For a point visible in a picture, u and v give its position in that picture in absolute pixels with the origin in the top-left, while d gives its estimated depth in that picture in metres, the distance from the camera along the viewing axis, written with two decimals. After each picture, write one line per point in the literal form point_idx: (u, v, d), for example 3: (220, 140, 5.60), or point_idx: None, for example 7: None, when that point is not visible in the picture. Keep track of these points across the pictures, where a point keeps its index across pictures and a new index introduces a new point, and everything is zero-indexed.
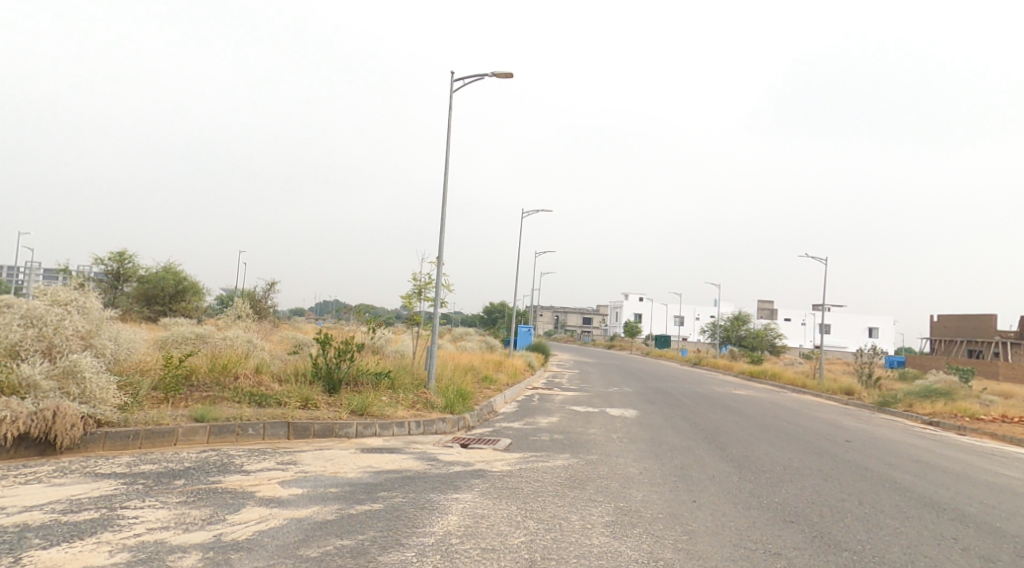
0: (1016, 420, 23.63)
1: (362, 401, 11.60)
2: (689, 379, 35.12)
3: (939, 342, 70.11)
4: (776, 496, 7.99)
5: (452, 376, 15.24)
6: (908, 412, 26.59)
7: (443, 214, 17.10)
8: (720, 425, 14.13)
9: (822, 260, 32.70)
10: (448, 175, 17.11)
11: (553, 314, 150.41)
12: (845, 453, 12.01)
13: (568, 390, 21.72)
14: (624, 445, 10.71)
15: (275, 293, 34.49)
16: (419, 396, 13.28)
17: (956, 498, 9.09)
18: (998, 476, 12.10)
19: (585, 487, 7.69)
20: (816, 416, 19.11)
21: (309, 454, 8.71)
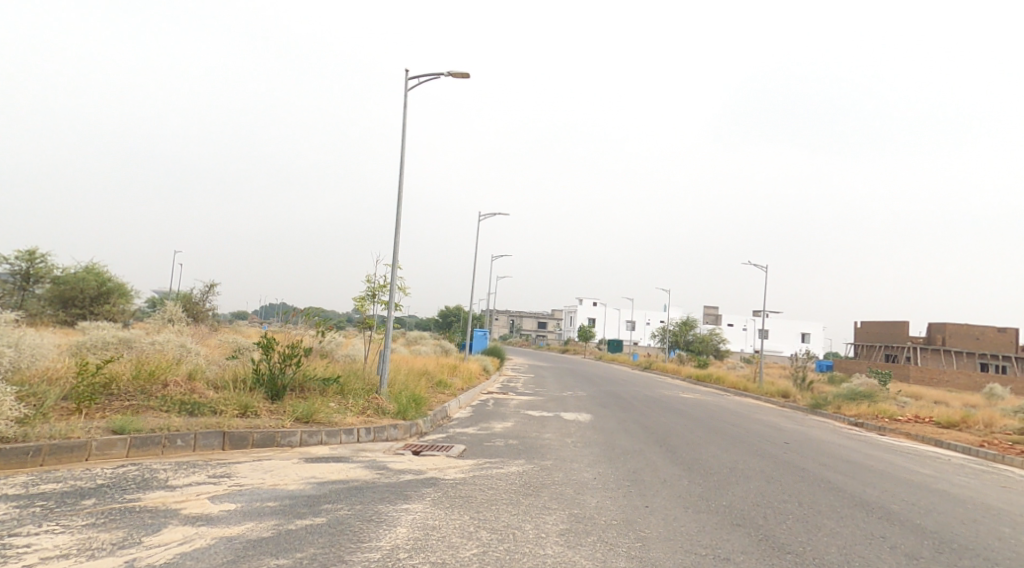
0: (928, 420, 24.98)
1: (308, 408, 11.27)
2: (639, 382, 35.37)
3: (859, 346, 72.59)
4: (723, 498, 7.97)
5: (406, 381, 14.99)
6: (836, 413, 27.26)
7: (398, 215, 16.86)
8: (670, 429, 14.19)
9: (762, 267, 34.26)
10: (402, 173, 16.83)
11: (506, 319, 150.43)
12: (786, 455, 12.14)
13: (524, 394, 21.64)
14: (578, 450, 10.64)
15: (211, 294, 33.76)
16: (371, 402, 13.00)
17: (884, 497, 9.22)
18: (920, 474, 12.42)
19: (540, 494, 7.57)
20: (761, 419, 19.38)
21: (245, 465, 8.37)
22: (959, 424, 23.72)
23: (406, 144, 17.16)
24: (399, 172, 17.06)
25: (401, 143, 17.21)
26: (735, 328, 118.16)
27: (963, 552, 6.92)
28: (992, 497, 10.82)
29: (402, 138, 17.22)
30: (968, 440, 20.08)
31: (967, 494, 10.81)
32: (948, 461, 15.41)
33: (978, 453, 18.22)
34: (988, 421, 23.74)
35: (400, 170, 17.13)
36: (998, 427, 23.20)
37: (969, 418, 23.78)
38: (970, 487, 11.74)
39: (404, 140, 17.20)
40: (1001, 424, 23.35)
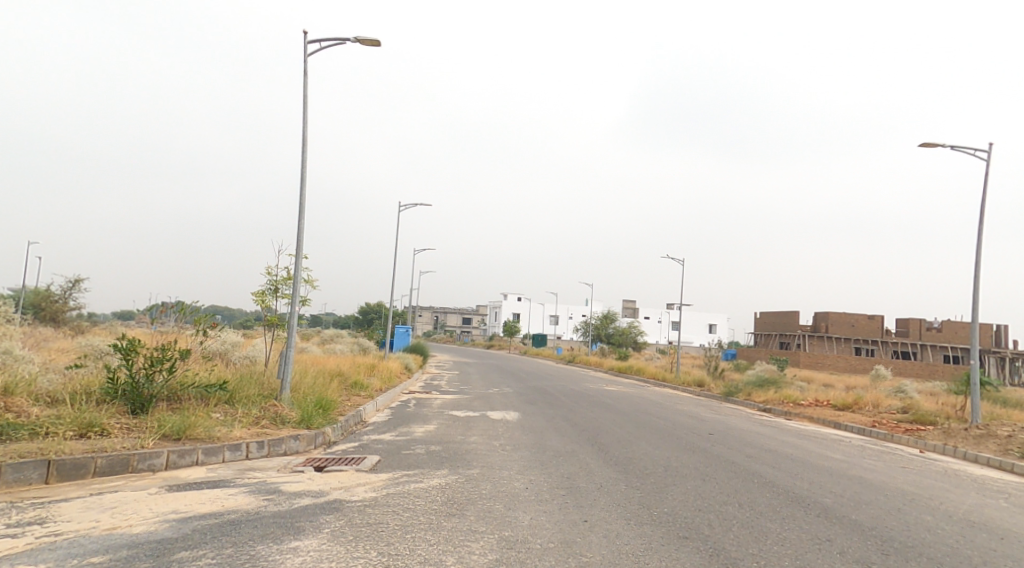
0: (826, 403, 25.44)
1: (182, 422, 9.87)
2: (558, 376, 34.94)
3: (756, 336, 74.63)
4: (663, 504, 7.34)
5: (313, 383, 13.83)
6: (745, 400, 27.45)
7: (301, 207, 15.71)
8: (599, 424, 13.60)
9: (670, 259, 34.87)
10: (304, 154, 15.66)
11: (430, 316, 148.99)
12: (715, 448, 11.71)
13: (447, 392, 20.78)
14: (508, 454, 9.86)
15: (77, 292, 31.42)
16: (267, 411, 11.86)
17: (816, 490, 8.79)
18: (837, 461, 12.20)
19: (465, 513, 6.73)
20: (683, 410, 19.10)
21: (77, 505, 6.97)
22: (851, 405, 24.25)
23: (307, 132, 16.06)
24: (302, 160, 15.94)
25: (301, 130, 16.05)
26: (649, 320, 120.33)
27: (906, 552, 6.44)
28: (911, 482, 10.63)
29: (302, 124, 16.08)
30: (860, 421, 20.41)
31: (887, 480, 10.57)
32: (851, 444, 15.45)
33: (869, 433, 18.49)
34: (877, 403, 24.46)
35: (303, 159, 16.05)
36: (886, 407, 23.86)
37: (859, 400, 24.37)
38: (885, 472, 11.56)
39: (305, 127, 16.06)
40: (889, 405, 24.08)
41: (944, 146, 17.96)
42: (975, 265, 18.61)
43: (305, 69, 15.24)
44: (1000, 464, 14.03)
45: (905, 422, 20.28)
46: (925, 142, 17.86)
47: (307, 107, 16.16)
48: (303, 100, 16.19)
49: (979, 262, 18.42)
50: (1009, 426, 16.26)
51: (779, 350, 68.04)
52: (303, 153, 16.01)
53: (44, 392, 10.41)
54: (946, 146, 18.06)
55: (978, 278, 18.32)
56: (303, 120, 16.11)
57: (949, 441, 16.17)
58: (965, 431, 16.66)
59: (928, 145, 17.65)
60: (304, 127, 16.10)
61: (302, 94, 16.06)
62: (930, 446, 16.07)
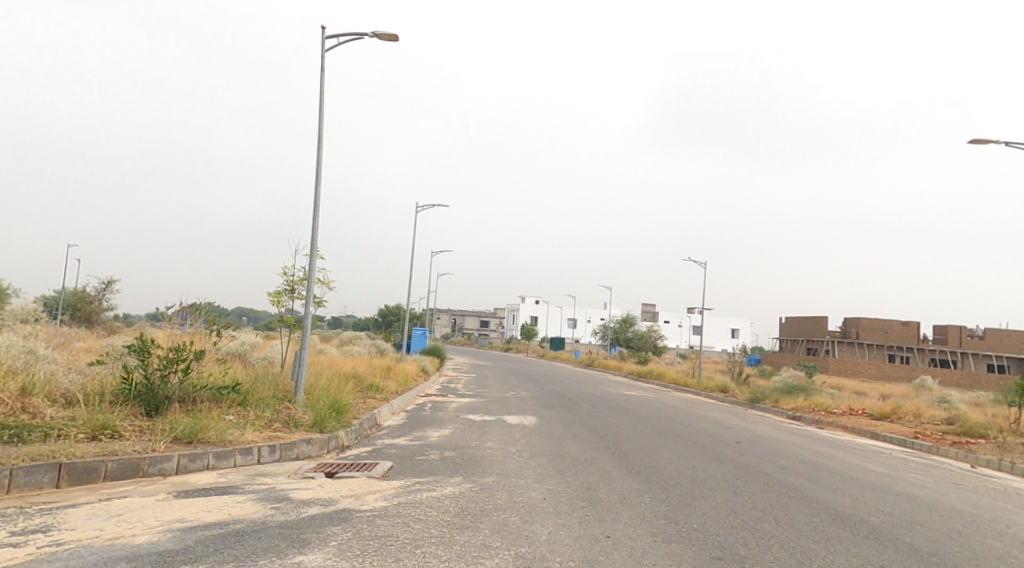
0: (862, 412, 24.94)
1: (194, 425, 9.75)
2: (583, 380, 34.63)
3: (782, 341, 73.81)
4: (692, 520, 7.07)
5: (328, 385, 13.72)
6: (773, 407, 26.99)
7: (317, 207, 15.61)
8: (620, 430, 13.33)
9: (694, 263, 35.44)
10: (322, 151, 15.56)
11: (453, 318, 149.14)
12: (741, 457, 11.40)
13: (466, 395, 20.59)
14: (523, 462, 9.62)
15: (108, 291, 31.69)
16: (281, 414, 11.76)
17: (860, 508, 8.46)
18: (874, 474, 11.83)
19: (479, 526, 6.52)
20: (707, 416, 18.78)
21: (82, 511, 6.84)
22: (889, 415, 23.73)
23: (324, 131, 15.96)
24: (319, 159, 15.84)
25: (319, 129, 15.94)
26: (671, 325, 119.55)
27: None
28: (955, 499, 10.25)
29: (320, 122, 15.97)
30: (901, 432, 19.92)
31: (931, 497, 10.19)
32: (891, 456, 15.02)
33: (912, 444, 18.06)
34: (917, 413, 23.94)
35: (319, 158, 15.94)
36: (928, 418, 23.33)
37: (898, 410, 23.86)
38: (926, 487, 11.17)
39: (323, 126, 15.95)
40: (930, 415, 23.56)
41: (997, 142, 17.47)
42: None
43: (323, 65, 15.09)
44: None
45: (952, 434, 19.78)
46: (975, 140, 17.30)
47: (324, 104, 16.04)
48: (322, 98, 16.10)
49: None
50: None
51: (806, 356, 67.17)
52: (321, 151, 15.92)
53: (56, 391, 10.35)
54: (1000, 143, 17.56)
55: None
56: (321, 119, 16.01)
57: (1005, 457, 15.73)
58: (1022, 448, 16.30)
59: (979, 143, 17.11)
60: (322, 128, 15.97)
61: (321, 92, 15.95)
62: (984, 461, 15.64)
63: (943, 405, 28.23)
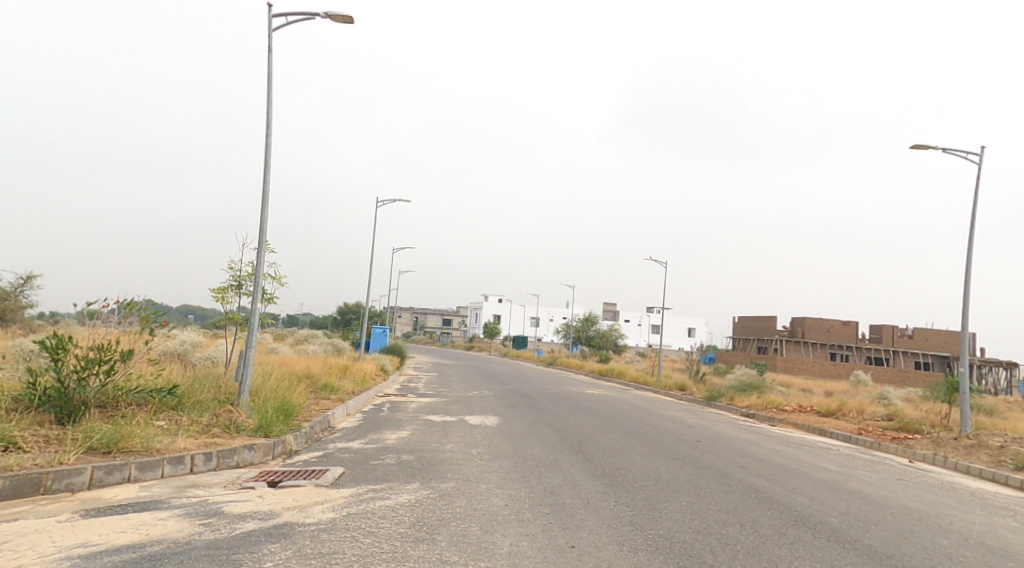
0: (811, 408, 25.10)
1: (114, 433, 9.13)
2: (539, 380, 34.38)
3: (734, 339, 74.65)
4: (658, 526, 6.79)
5: (276, 385, 13.18)
6: (728, 405, 27.06)
7: (264, 203, 15.01)
8: (581, 431, 13.05)
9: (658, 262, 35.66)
10: (268, 142, 14.97)
11: (413, 317, 148.24)
12: (703, 457, 11.19)
13: (424, 395, 20.16)
14: (484, 465, 9.24)
15: (35, 288, 30.24)
16: (220, 419, 11.20)
17: (822, 508, 8.27)
18: (831, 471, 11.73)
19: (436, 539, 6.13)
20: (667, 415, 18.63)
21: None
22: (835, 411, 23.89)
23: (272, 125, 15.35)
24: (266, 154, 15.25)
25: (267, 122, 15.33)
26: (630, 324, 120.38)
27: None
28: (909, 496, 10.17)
29: (268, 115, 15.35)
30: (846, 429, 20.03)
31: (888, 494, 10.08)
32: (840, 453, 15.00)
33: (856, 440, 18.14)
34: (860, 408, 24.10)
35: (267, 152, 15.36)
36: (870, 414, 23.52)
37: (843, 406, 24.05)
38: (879, 484, 11.09)
39: (271, 119, 15.35)
40: (872, 411, 23.80)
41: (937, 148, 17.77)
42: (964, 270, 18.36)
43: (268, 50, 14.53)
44: (994, 476, 13.66)
45: (891, 430, 19.95)
46: (919, 145, 17.74)
47: (270, 91, 15.42)
48: (270, 90, 15.48)
49: (969, 277, 18.23)
50: (1000, 436, 16.09)
51: (756, 355, 68.00)
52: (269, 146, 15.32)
53: None
54: (938, 149, 17.86)
55: (968, 290, 18.12)
56: (270, 112, 15.40)
57: (939, 451, 15.85)
58: (957, 441, 16.44)
59: (922, 146, 17.45)
60: (269, 116, 15.36)
61: (268, 84, 15.34)
62: (920, 455, 15.77)
63: (883, 402, 28.61)
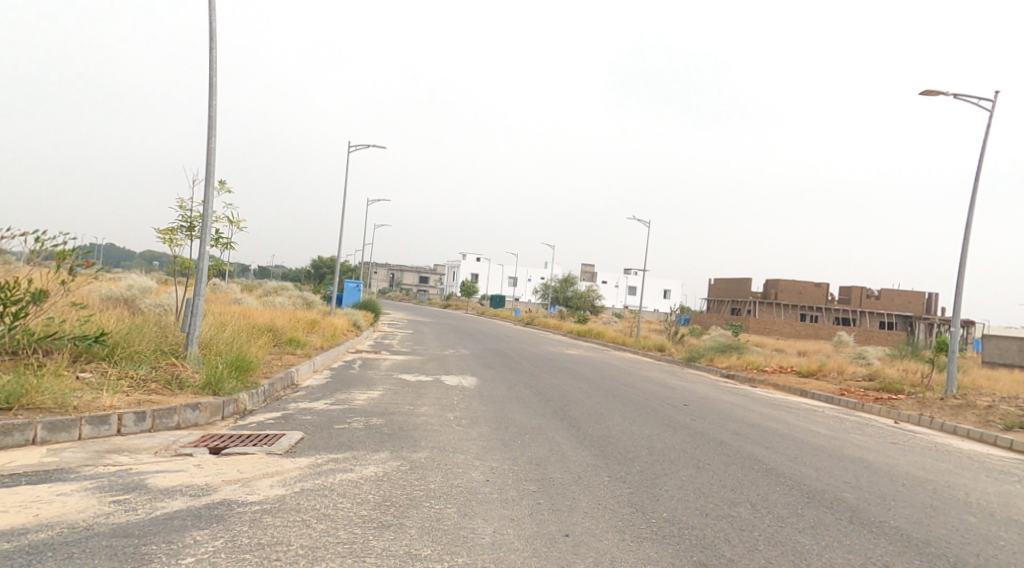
0: (791, 369, 24.88)
1: (17, 387, 8.21)
2: (512, 338, 33.78)
3: (710, 301, 74.69)
4: (661, 507, 6.19)
5: (233, 338, 12.44)
6: (708, 366, 26.81)
7: (210, 150, 14.04)
8: (563, 393, 12.45)
9: (643, 225, 37.82)
10: (213, 76, 14.00)
11: (389, 274, 147.25)
12: (694, 423, 10.64)
13: (398, 353, 19.51)
14: (464, 432, 8.56)
15: None
16: (160, 372, 10.44)
17: (833, 482, 7.74)
18: (823, 437, 11.23)
19: (406, 525, 5.42)
20: (648, 376, 18.13)
21: None
22: (816, 372, 23.66)
23: (218, 63, 14.26)
24: (211, 96, 14.21)
25: (210, 62, 14.24)
26: (607, 285, 120.44)
27: None
28: (911, 463, 9.70)
29: (211, 54, 14.24)
30: (828, 389, 19.73)
31: (890, 463, 9.57)
32: (827, 415, 14.56)
33: (838, 401, 17.78)
34: (841, 369, 23.93)
35: (213, 94, 14.32)
36: (851, 373, 23.41)
37: (823, 367, 23.77)
38: (875, 449, 10.63)
39: (215, 56, 14.22)
40: (854, 371, 23.55)
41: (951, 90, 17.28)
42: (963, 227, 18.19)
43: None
44: (982, 436, 13.37)
45: (872, 390, 19.73)
46: (928, 89, 17.34)
47: (214, 19, 14.28)
48: (214, 25, 14.35)
49: (968, 233, 18.17)
50: (988, 396, 15.67)
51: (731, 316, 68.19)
52: (214, 87, 14.26)
53: None
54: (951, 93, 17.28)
55: (968, 242, 17.94)
56: (215, 49, 14.32)
57: (924, 412, 15.56)
58: (941, 402, 16.06)
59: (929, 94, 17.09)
60: (215, 46, 14.27)
61: (211, 19, 14.19)
62: (904, 416, 15.46)
63: (864, 362, 28.61)
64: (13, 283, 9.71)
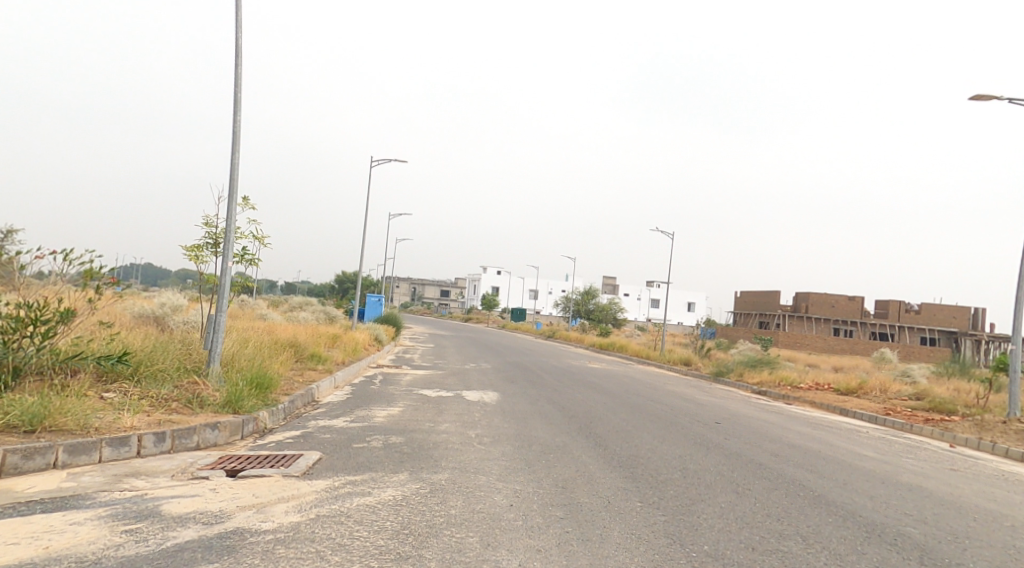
0: (828, 386, 24.37)
1: (41, 409, 8.15)
2: (535, 351, 33.46)
3: (736, 314, 73.84)
4: (704, 539, 5.95)
5: (254, 354, 12.37)
6: (738, 381, 26.34)
7: (233, 167, 14.00)
8: (589, 410, 12.21)
9: (665, 234, 36.80)
10: (237, 91, 13.98)
11: (411, 287, 147.48)
12: (725, 442, 10.37)
13: (420, 367, 19.36)
14: (485, 450, 8.37)
15: None
16: (182, 391, 10.37)
17: (888, 513, 7.45)
18: (868, 460, 10.88)
19: (424, 556, 5.24)
20: (676, 392, 17.78)
21: None
22: (856, 390, 23.09)
23: (242, 81, 14.22)
24: (235, 114, 14.18)
25: (234, 79, 14.20)
26: (631, 298, 119.72)
27: None
28: (967, 492, 9.33)
29: (235, 72, 14.19)
30: (871, 409, 19.24)
31: (943, 490, 9.23)
32: (870, 436, 14.15)
33: (885, 422, 17.34)
34: (883, 387, 23.32)
35: (237, 112, 14.29)
36: (895, 392, 22.83)
37: (864, 385, 23.21)
38: (927, 475, 10.28)
39: (239, 73, 14.20)
40: (898, 391, 22.97)
41: (999, 98, 16.87)
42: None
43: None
44: None
45: (921, 411, 19.19)
46: (977, 96, 16.95)
47: (239, 33, 14.27)
48: (239, 43, 14.33)
49: None
50: None
51: (758, 329, 67.32)
52: (239, 105, 14.23)
53: None
54: (1001, 101, 16.89)
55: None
56: (238, 68, 14.30)
57: (985, 436, 15.08)
58: (1004, 426, 15.57)
59: (978, 98, 16.72)
60: (239, 60, 14.24)
61: (235, 36, 14.16)
62: (963, 440, 15.02)
63: (905, 379, 27.97)
64: (39, 302, 9.65)
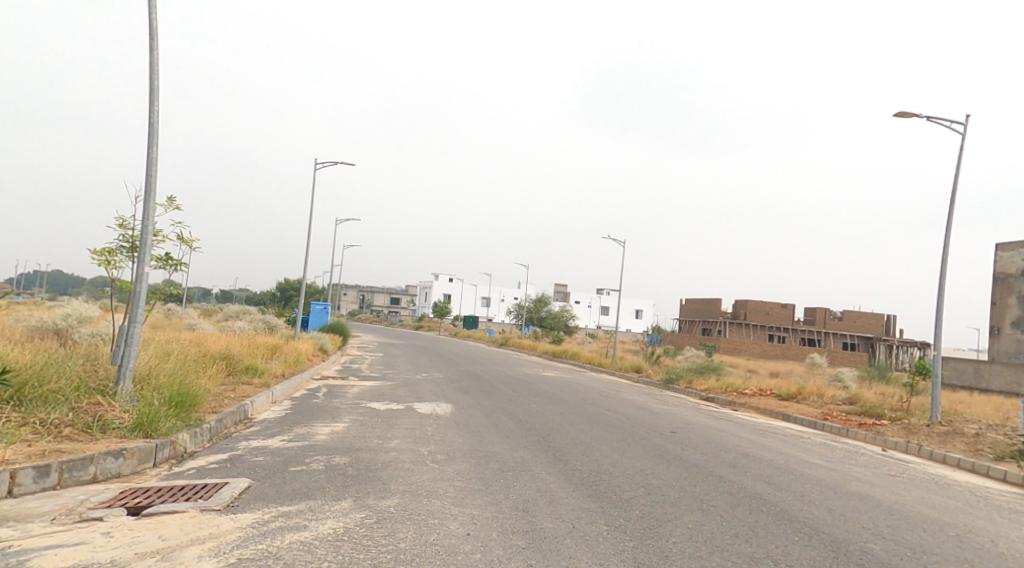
0: (770, 391, 24.38)
1: None
2: (487, 359, 33.01)
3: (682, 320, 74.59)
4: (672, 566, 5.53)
5: (176, 369, 11.52)
6: (688, 387, 26.24)
7: (150, 170, 13.10)
8: (545, 420, 11.76)
9: (615, 241, 36.63)
10: (152, 84, 13.09)
11: (361, 296, 145.63)
12: (685, 453, 10.00)
13: (366, 378, 18.65)
14: (439, 469, 7.81)
15: None
16: (84, 413, 9.51)
17: (849, 527, 7.14)
18: (822, 468, 10.65)
19: None
20: (629, 399, 17.46)
21: None
22: (796, 395, 23.06)
23: (157, 73, 13.35)
24: (151, 110, 13.29)
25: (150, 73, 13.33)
26: (581, 305, 120.07)
27: None
28: (919, 501, 9.10)
29: (150, 65, 13.33)
30: (810, 414, 19.20)
31: (898, 501, 8.99)
32: (812, 442, 14.00)
33: (822, 426, 17.28)
34: (819, 393, 23.30)
35: (154, 107, 13.41)
36: (829, 398, 22.84)
37: (803, 390, 23.19)
38: (875, 483, 10.07)
39: (155, 65, 13.33)
40: (832, 395, 23.00)
41: (918, 116, 17.06)
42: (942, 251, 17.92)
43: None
44: (976, 467, 12.89)
45: (854, 415, 19.18)
46: (900, 113, 17.18)
47: (153, 23, 13.40)
48: (154, 36, 13.45)
49: (948, 255, 17.88)
50: (975, 423, 15.28)
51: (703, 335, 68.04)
52: (156, 102, 13.33)
53: None
54: (920, 118, 17.18)
55: (946, 264, 17.69)
56: (154, 64, 13.41)
57: (911, 439, 15.12)
58: (929, 428, 15.62)
59: (904, 115, 16.90)
60: (155, 52, 13.39)
61: (149, 27, 13.28)
62: (892, 443, 15.04)
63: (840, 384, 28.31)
64: None
